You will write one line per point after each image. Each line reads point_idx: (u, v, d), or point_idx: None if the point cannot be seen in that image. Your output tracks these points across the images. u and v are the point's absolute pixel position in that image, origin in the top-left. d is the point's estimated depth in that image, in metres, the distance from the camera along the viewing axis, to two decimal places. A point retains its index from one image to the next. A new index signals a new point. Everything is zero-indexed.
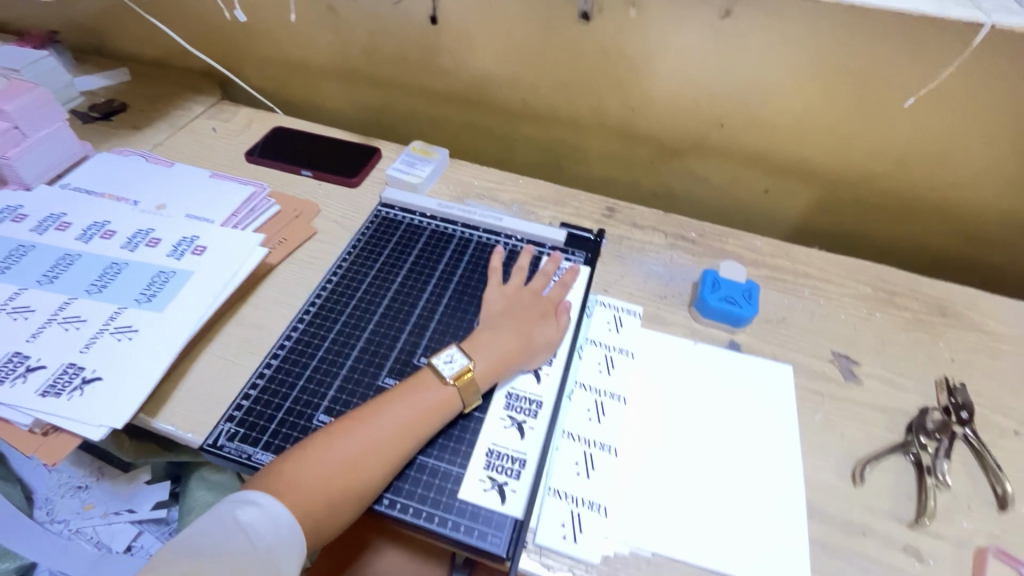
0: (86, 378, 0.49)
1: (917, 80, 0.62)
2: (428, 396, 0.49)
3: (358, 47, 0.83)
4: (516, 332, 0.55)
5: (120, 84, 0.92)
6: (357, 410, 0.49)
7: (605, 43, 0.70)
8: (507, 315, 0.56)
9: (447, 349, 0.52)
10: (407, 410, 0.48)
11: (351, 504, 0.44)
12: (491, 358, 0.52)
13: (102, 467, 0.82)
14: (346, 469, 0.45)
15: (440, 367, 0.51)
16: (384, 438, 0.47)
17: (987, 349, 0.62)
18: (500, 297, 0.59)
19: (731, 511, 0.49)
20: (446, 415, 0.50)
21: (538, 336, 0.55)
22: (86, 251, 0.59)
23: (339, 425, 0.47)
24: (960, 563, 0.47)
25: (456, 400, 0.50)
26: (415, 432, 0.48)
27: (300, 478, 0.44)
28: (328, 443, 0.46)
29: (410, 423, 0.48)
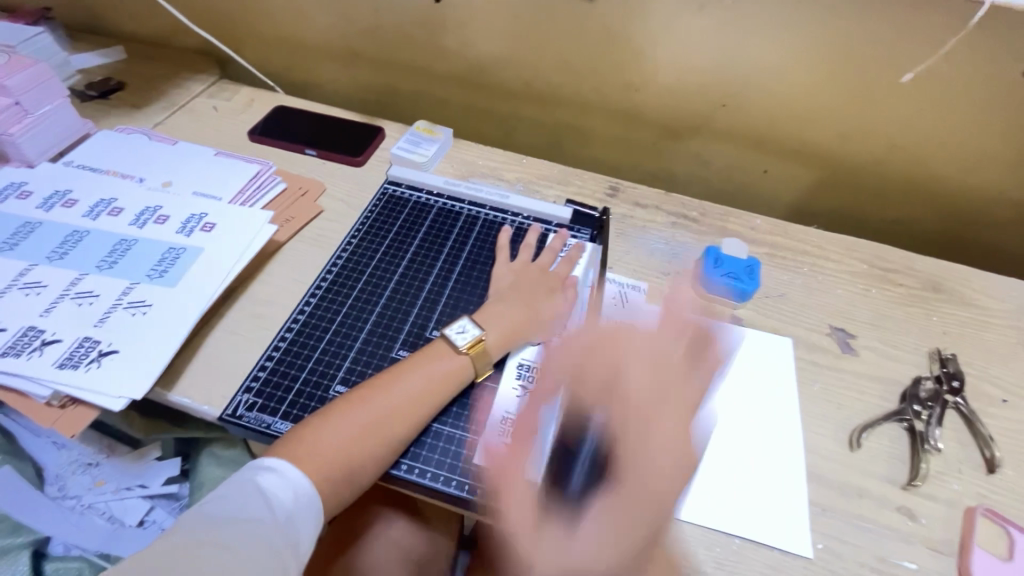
0: (102, 352, 0.50)
1: (916, 60, 0.63)
2: (440, 366, 0.51)
3: (360, 25, 0.82)
4: (525, 307, 0.57)
5: (117, 63, 0.91)
6: (371, 380, 0.50)
7: (609, 22, 0.70)
8: (514, 290, 0.58)
9: (459, 320, 0.54)
10: (421, 379, 0.50)
11: (370, 468, 0.46)
12: (499, 329, 0.54)
13: (111, 445, 0.82)
14: (363, 434, 0.46)
15: (452, 337, 0.53)
16: (398, 404, 0.48)
17: (978, 323, 0.64)
18: (508, 273, 0.60)
19: (735, 477, 0.51)
20: (458, 383, 0.52)
21: (545, 311, 0.58)
22: (94, 228, 0.60)
23: (354, 393, 0.49)
24: (950, 522, 0.49)
25: (467, 369, 0.52)
26: (429, 399, 0.50)
27: (318, 444, 0.45)
28: (345, 410, 0.48)
29: (424, 391, 0.50)
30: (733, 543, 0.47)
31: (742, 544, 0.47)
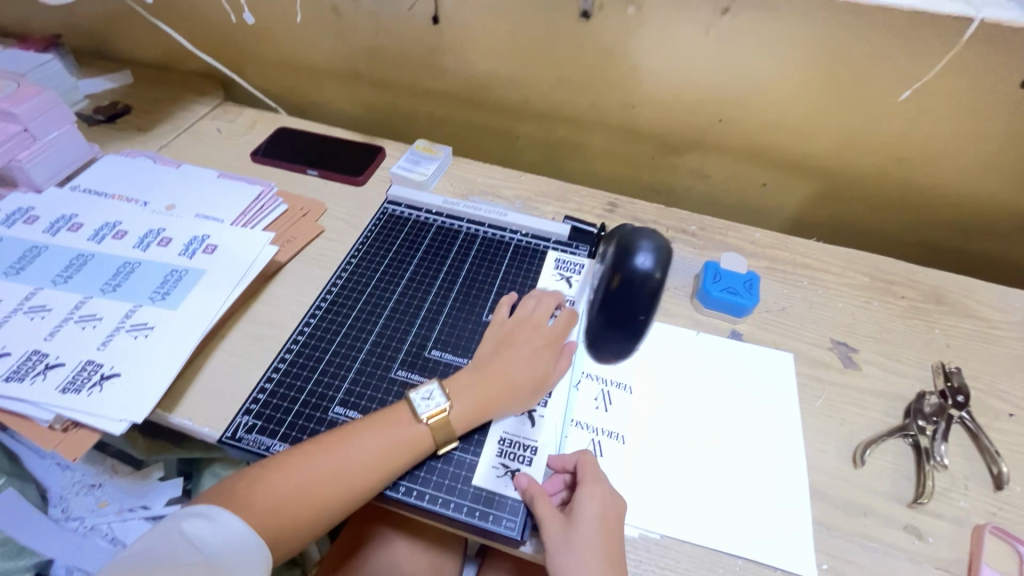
0: (104, 375, 0.50)
1: (913, 74, 0.63)
2: (397, 434, 0.48)
3: (361, 48, 0.84)
4: (502, 374, 0.52)
5: (124, 87, 0.93)
6: (322, 437, 0.48)
7: (606, 41, 0.71)
8: (502, 353, 0.54)
9: (427, 385, 0.51)
10: (371, 446, 0.47)
11: (305, 526, 0.45)
12: (475, 400, 0.50)
13: (115, 465, 0.83)
14: (299, 496, 0.45)
15: (415, 403, 0.50)
16: (341, 468, 0.46)
17: (982, 335, 0.64)
18: (495, 332, 0.56)
19: (738, 497, 0.50)
20: (414, 454, 0.48)
21: (524, 379, 0.52)
22: (99, 251, 0.60)
23: (299, 449, 0.47)
24: (958, 542, 0.48)
25: (425, 438, 0.48)
26: (378, 470, 0.46)
27: (255, 498, 0.44)
28: (288, 467, 0.46)
29: (373, 461, 0.46)
30: (737, 565, 0.47)
31: (746, 565, 0.47)
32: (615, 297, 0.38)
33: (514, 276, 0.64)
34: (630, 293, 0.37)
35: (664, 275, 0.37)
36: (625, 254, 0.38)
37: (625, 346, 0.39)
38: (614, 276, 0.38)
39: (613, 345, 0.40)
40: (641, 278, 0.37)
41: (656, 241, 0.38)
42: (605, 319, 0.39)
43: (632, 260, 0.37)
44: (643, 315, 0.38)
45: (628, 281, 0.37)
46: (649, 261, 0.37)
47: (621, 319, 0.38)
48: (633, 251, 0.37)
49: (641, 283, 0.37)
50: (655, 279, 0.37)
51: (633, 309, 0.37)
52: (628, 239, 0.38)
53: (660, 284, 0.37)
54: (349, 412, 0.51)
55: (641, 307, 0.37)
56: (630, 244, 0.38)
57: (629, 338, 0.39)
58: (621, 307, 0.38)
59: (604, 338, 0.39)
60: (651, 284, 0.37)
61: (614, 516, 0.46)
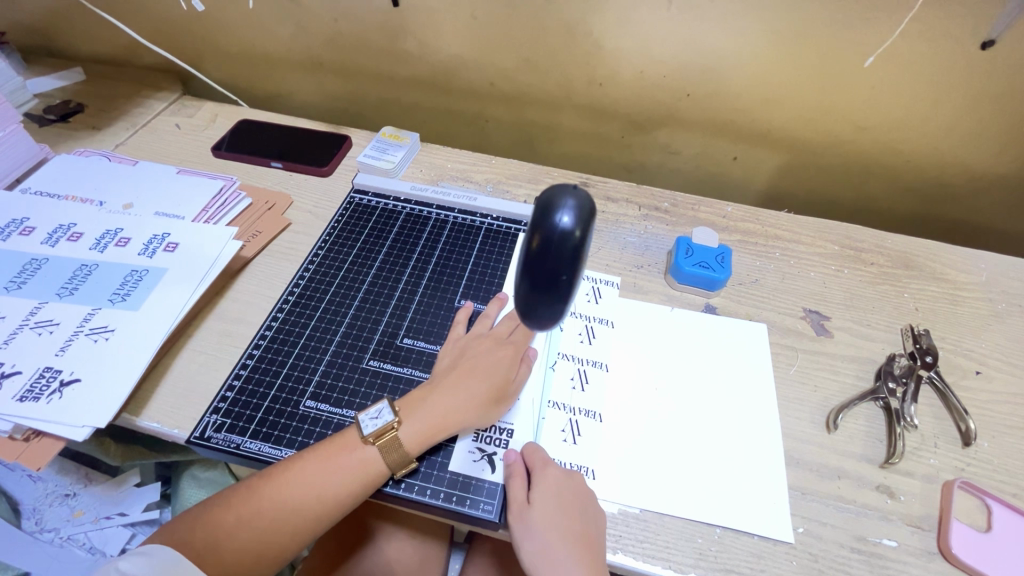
0: (64, 381, 0.49)
1: (875, 41, 0.63)
2: (344, 460, 0.45)
3: (320, 34, 0.81)
4: (455, 388, 0.49)
5: (75, 84, 0.89)
6: (269, 467, 0.46)
7: (568, 18, 0.70)
8: (458, 365, 0.51)
9: (376, 404, 0.49)
10: (317, 474, 0.45)
11: (254, 563, 0.44)
12: (429, 418, 0.48)
13: (89, 474, 0.81)
14: (243, 529, 0.44)
15: (363, 423, 0.48)
16: (287, 497, 0.44)
17: (949, 298, 0.65)
18: (453, 344, 0.54)
19: (714, 468, 0.51)
20: (366, 480, 0.45)
21: (480, 392, 0.50)
22: (53, 255, 0.58)
23: (245, 481, 0.45)
24: (929, 498, 0.50)
25: (377, 462, 0.46)
26: (327, 498, 0.45)
27: (196, 537, 0.43)
28: (232, 500, 0.44)
29: (319, 489, 0.44)
30: (715, 533, 0.47)
31: (724, 533, 0.47)
32: (535, 260, 0.35)
33: (486, 261, 0.63)
34: (549, 253, 0.35)
35: (585, 231, 0.35)
36: (541, 212, 0.35)
37: (553, 311, 0.38)
38: (533, 235, 0.35)
39: (540, 312, 0.38)
40: (560, 236, 0.35)
41: (576, 194, 0.36)
42: (528, 284, 0.37)
43: (550, 217, 0.35)
44: (566, 278, 0.36)
45: (548, 242, 0.35)
46: (568, 219, 0.35)
47: (544, 284, 0.36)
48: (553, 207, 0.35)
49: (560, 242, 0.35)
50: (575, 237, 0.35)
51: (554, 270, 0.35)
52: (548, 194, 0.36)
53: (581, 241, 0.35)
54: (320, 405, 0.51)
55: (563, 268, 0.35)
56: (550, 199, 0.35)
57: (553, 304, 0.37)
58: (542, 270, 0.35)
59: (529, 305, 0.37)
60: (570, 243, 0.35)
61: (573, 493, 0.46)
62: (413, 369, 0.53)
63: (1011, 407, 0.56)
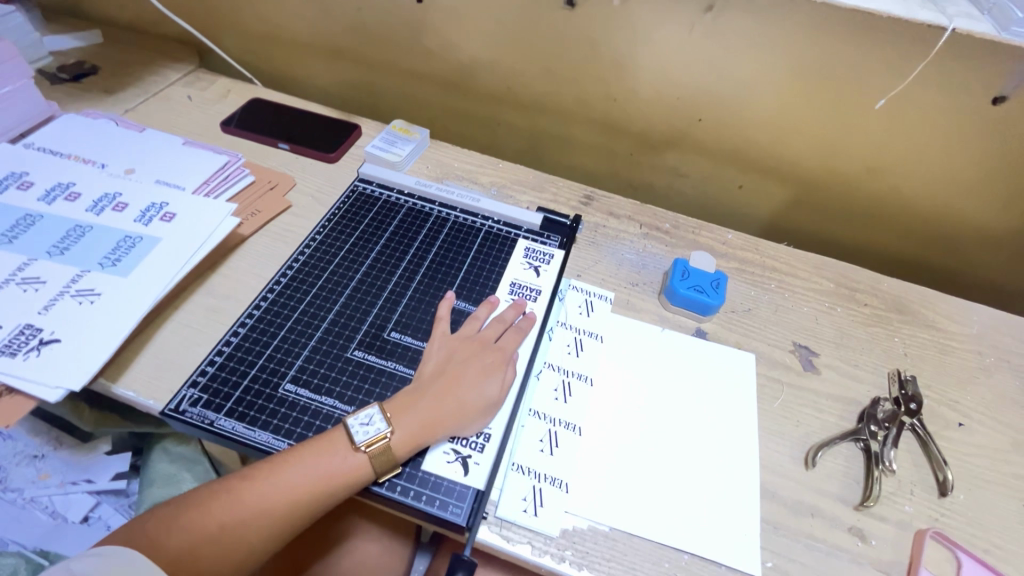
0: (44, 340, 0.48)
1: (890, 86, 0.64)
2: (330, 465, 0.45)
3: (343, 22, 0.82)
4: (445, 393, 0.49)
5: (92, 46, 0.89)
6: (252, 468, 0.45)
7: (588, 31, 0.70)
8: (446, 369, 0.51)
9: (366, 410, 0.48)
10: (301, 478, 0.44)
11: (231, 564, 0.43)
12: (420, 423, 0.47)
13: (59, 437, 0.80)
14: (222, 532, 0.43)
15: (353, 429, 0.47)
16: (269, 500, 0.44)
17: (939, 347, 0.65)
18: (441, 345, 0.53)
19: (691, 492, 0.50)
20: (352, 484, 0.45)
21: (469, 397, 0.50)
22: (48, 212, 0.58)
23: (226, 482, 0.45)
24: (900, 545, 0.49)
25: (364, 468, 0.46)
26: (314, 501, 0.45)
27: (174, 539, 0.42)
28: (214, 500, 0.44)
29: (306, 493, 0.44)
30: (683, 559, 0.47)
31: (692, 560, 0.47)
32: None
33: (482, 263, 0.63)
34: None
35: None
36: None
37: None
38: None
39: None
40: None
41: None
42: None
43: None
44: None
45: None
46: None
47: None
48: None
49: None
50: None
51: None
52: None
53: None
54: (300, 390, 0.50)
55: None
56: None
57: None
58: None
59: None
60: None
61: None
62: (397, 364, 0.53)
63: (990, 461, 0.56)
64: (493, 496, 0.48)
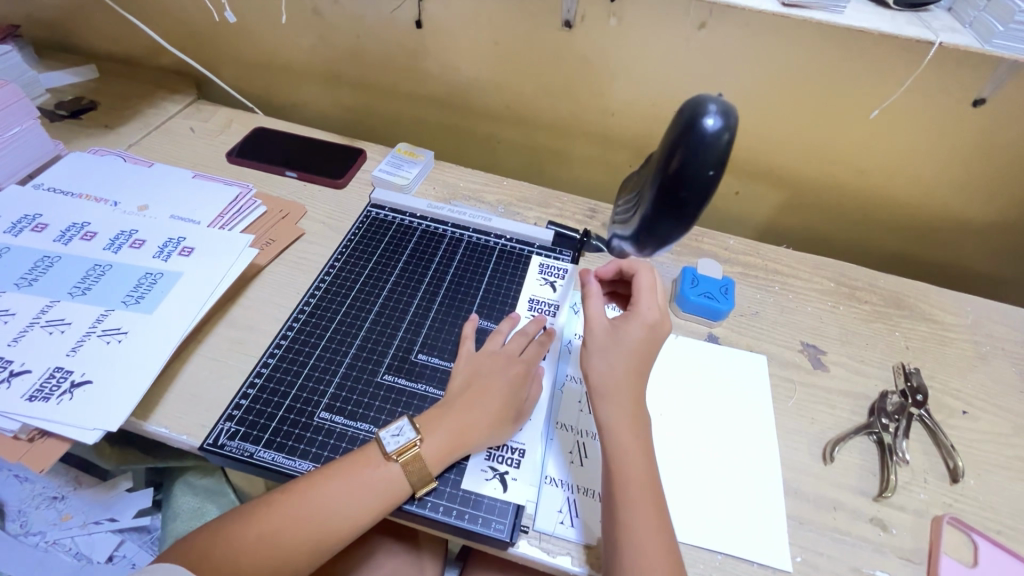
0: (75, 383, 0.48)
1: (876, 94, 0.67)
2: (365, 476, 0.46)
3: (342, 49, 0.83)
4: (472, 404, 0.51)
5: (89, 82, 0.89)
6: (290, 483, 0.46)
7: (586, 51, 0.73)
8: (472, 382, 0.52)
9: (396, 422, 0.49)
10: (338, 490, 0.45)
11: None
12: (448, 436, 0.49)
13: (78, 477, 0.81)
14: (261, 546, 0.43)
15: (384, 441, 0.48)
16: (306, 513, 0.44)
17: (937, 338, 0.68)
18: (466, 360, 0.54)
19: (720, 494, 0.52)
20: (389, 496, 0.46)
21: (494, 408, 0.51)
22: (66, 253, 0.58)
23: (264, 498, 0.45)
24: (919, 532, 0.51)
25: (399, 478, 0.47)
26: (351, 516, 0.45)
27: (216, 554, 0.43)
28: (252, 518, 0.44)
29: (343, 504, 0.45)
30: (717, 560, 0.48)
31: (725, 560, 0.48)
32: (670, 184, 0.41)
33: (500, 280, 0.65)
34: (682, 178, 0.40)
35: (728, 136, 0.39)
36: (691, 116, 0.39)
37: (671, 232, 0.45)
38: (671, 159, 0.40)
39: (657, 238, 0.46)
40: (708, 140, 0.39)
41: (719, 100, 0.39)
42: (655, 207, 0.43)
43: (697, 123, 0.38)
44: (712, 171, 0.40)
45: (690, 133, 0.39)
46: (712, 123, 0.38)
47: (672, 206, 0.42)
48: (692, 125, 0.39)
49: (689, 182, 0.40)
50: (706, 177, 0.40)
51: (683, 198, 0.41)
52: (689, 106, 0.39)
53: (710, 181, 0.40)
54: (335, 417, 0.51)
55: (684, 192, 0.41)
56: (687, 118, 0.39)
57: (670, 233, 0.45)
58: (672, 196, 0.42)
59: (651, 225, 0.45)
60: (700, 181, 0.40)
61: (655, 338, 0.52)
62: (427, 386, 0.54)
63: (995, 446, 0.58)
64: (530, 509, 0.49)
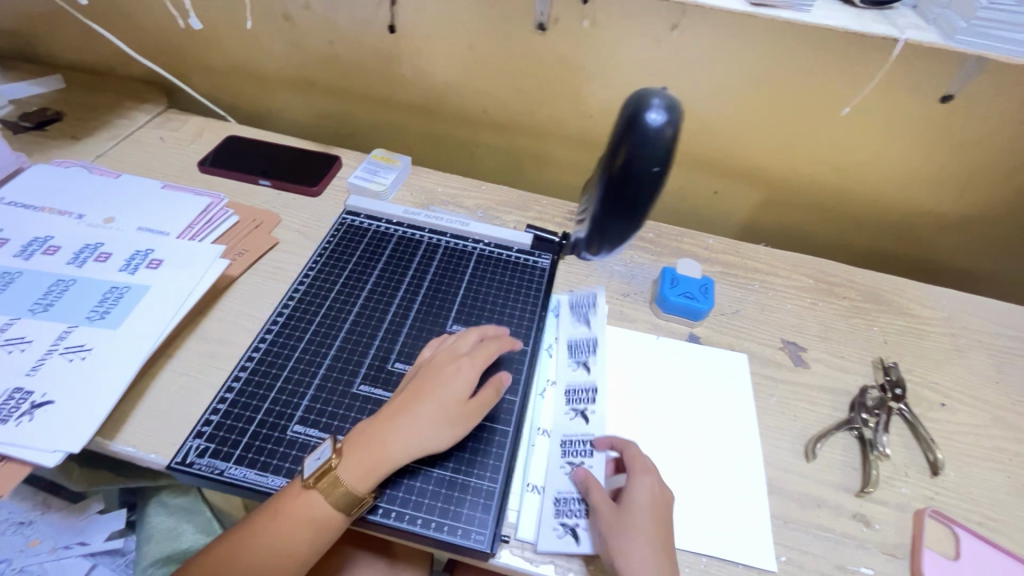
0: (36, 403, 0.47)
1: (845, 92, 0.68)
2: (286, 509, 0.44)
3: (315, 55, 0.82)
4: (400, 410, 0.48)
5: (55, 92, 0.87)
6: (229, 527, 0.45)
7: (561, 54, 0.72)
8: (408, 386, 0.50)
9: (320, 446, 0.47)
10: (261, 530, 0.44)
11: None
12: (369, 450, 0.46)
13: (49, 500, 0.80)
14: None
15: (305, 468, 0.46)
16: (236, 556, 0.43)
17: (914, 332, 0.69)
18: (411, 370, 0.53)
19: (704, 495, 0.52)
20: (317, 522, 0.44)
21: (424, 412, 0.47)
22: (27, 268, 0.56)
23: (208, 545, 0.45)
24: (902, 527, 0.52)
25: (320, 502, 0.44)
26: (282, 550, 0.43)
27: None
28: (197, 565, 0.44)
29: (268, 540, 0.43)
30: (701, 562, 0.48)
31: (710, 562, 0.48)
32: (620, 179, 0.47)
33: (478, 286, 0.64)
34: (628, 174, 0.46)
35: (670, 131, 0.44)
36: (635, 112, 0.44)
37: (628, 221, 0.51)
38: (618, 156, 0.46)
39: (617, 227, 0.52)
40: (653, 136, 0.44)
41: (661, 97, 0.44)
42: (609, 200, 0.49)
43: (640, 122, 0.44)
44: (657, 167, 0.46)
45: (633, 132, 0.45)
46: (654, 120, 0.44)
47: (625, 198, 0.48)
48: (637, 123, 0.44)
49: (637, 176, 0.46)
50: (651, 172, 0.46)
51: (633, 192, 0.47)
52: (632, 106, 0.45)
53: (656, 176, 0.46)
54: (309, 430, 0.50)
55: (633, 187, 0.47)
56: (629, 117, 0.45)
57: (626, 222, 0.51)
58: (622, 191, 0.48)
59: (608, 216, 0.51)
60: (646, 176, 0.46)
61: (663, 502, 0.47)
62: None
63: (973, 438, 0.59)
64: (512, 518, 0.48)
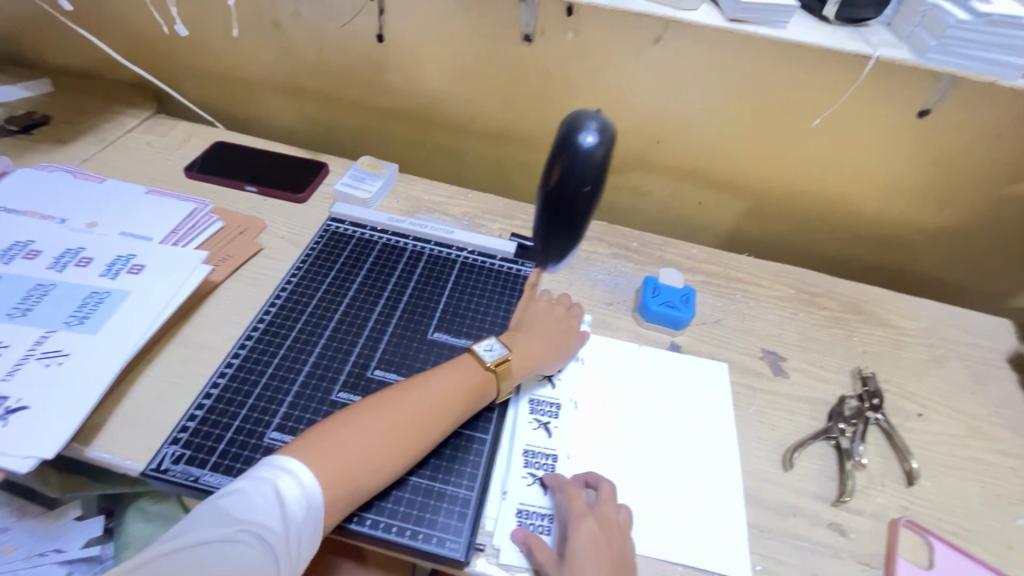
0: (10, 409, 0.46)
1: (820, 101, 0.70)
2: (403, 404, 0.48)
3: (305, 63, 0.83)
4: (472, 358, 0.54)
5: (42, 96, 0.87)
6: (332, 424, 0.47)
7: (547, 64, 0.74)
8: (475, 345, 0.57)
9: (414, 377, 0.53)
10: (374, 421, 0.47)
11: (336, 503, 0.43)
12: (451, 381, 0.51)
13: (23, 506, 0.77)
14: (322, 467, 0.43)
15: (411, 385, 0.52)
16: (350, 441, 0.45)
17: (893, 342, 0.70)
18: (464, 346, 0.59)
19: (681, 503, 0.52)
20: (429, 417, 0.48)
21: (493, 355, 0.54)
22: (7, 272, 0.56)
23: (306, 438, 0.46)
24: (877, 536, 0.52)
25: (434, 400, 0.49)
26: (394, 437, 0.46)
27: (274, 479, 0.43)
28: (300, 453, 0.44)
29: (384, 426, 0.46)
30: (677, 571, 0.48)
31: (686, 571, 0.48)
32: (562, 188, 0.57)
33: (461, 294, 0.64)
34: (568, 183, 0.56)
35: (600, 151, 0.55)
36: (571, 134, 0.55)
37: (569, 228, 0.60)
38: (559, 168, 0.56)
39: (560, 234, 0.61)
40: (585, 154, 0.55)
41: (597, 120, 0.56)
42: (553, 207, 0.58)
43: (577, 139, 0.55)
44: (589, 183, 0.56)
45: (570, 149, 0.55)
46: (588, 140, 0.55)
47: (566, 204, 0.57)
48: (573, 141, 0.55)
49: (573, 187, 0.56)
50: (584, 187, 0.56)
51: (571, 201, 0.57)
52: (570, 125, 0.56)
53: (588, 189, 0.56)
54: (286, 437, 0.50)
55: (571, 197, 0.57)
56: (566, 137, 0.56)
57: (569, 228, 0.60)
58: (562, 199, 0.57)
59: (552, 223, 0.60)
60: (581, 188, 0.56)
61: (608, 542, 0.45)
62: None
63: (949, 447, 0.60)
64: (488, 526, 0.48)
